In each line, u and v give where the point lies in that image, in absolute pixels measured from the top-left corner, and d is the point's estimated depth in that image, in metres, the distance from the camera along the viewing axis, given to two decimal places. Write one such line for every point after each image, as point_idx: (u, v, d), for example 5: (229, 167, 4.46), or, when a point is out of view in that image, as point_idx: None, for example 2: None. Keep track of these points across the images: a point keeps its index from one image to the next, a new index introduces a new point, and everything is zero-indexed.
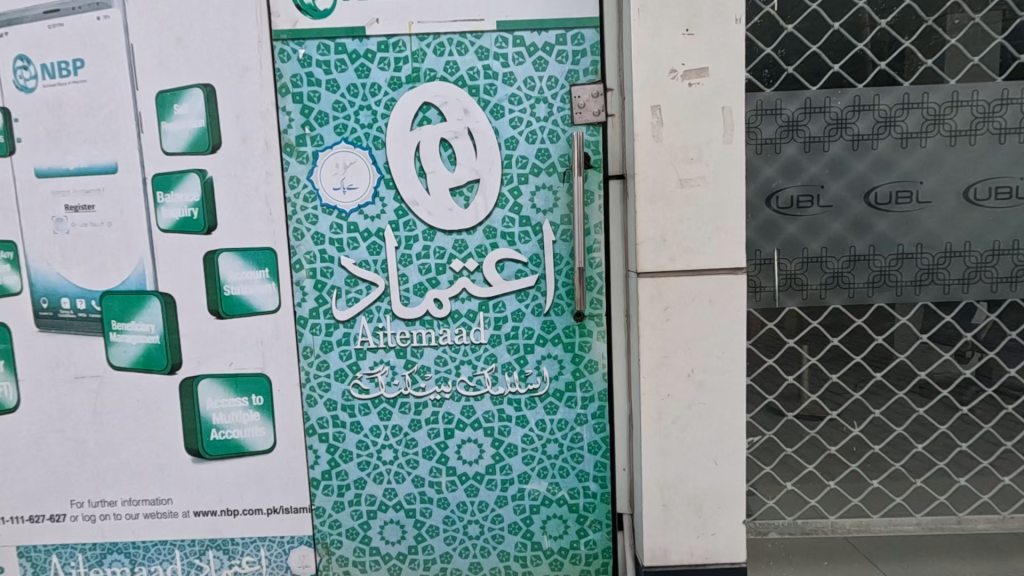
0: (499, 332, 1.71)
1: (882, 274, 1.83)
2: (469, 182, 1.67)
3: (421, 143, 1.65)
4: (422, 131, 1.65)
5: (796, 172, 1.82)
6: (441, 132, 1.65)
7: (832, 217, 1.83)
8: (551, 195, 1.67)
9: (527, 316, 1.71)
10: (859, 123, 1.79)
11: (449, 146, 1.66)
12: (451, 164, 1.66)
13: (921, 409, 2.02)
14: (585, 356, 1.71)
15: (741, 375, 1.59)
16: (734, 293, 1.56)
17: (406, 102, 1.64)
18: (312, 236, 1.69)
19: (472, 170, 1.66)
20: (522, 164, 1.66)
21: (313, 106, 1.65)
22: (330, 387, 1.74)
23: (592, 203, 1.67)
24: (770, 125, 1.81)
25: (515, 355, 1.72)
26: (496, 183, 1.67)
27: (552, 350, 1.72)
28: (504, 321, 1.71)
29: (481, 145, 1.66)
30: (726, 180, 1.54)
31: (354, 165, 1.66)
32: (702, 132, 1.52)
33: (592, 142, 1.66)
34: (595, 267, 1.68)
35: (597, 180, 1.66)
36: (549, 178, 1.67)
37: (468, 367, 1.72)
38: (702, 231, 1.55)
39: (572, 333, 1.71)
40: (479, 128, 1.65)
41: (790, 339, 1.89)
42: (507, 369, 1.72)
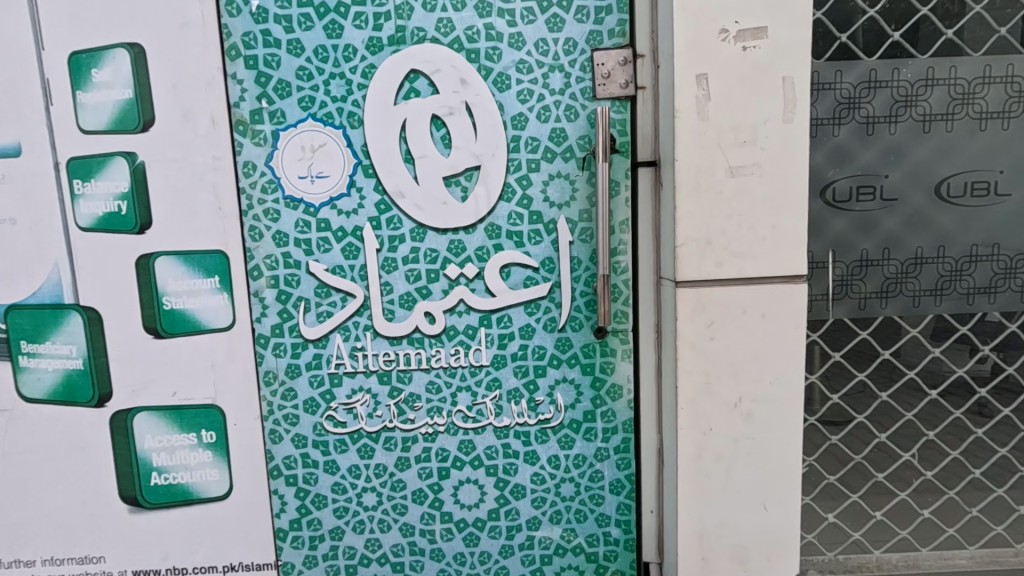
0: (504, 352, 1.42)
1: (951, 278, 1.56)
2: (469, 169, 1.36)
3: (408, 120, 1.34)
4: (408, 106, 1.33)
5: (847, 160, 1.50)
6: (433, 107, 1.33)
7: (895, 212, 1.52)
8: (567, 186, 1.37)
9: (538, 332, 1.42)
10: (931, 99, 1.47)
11: (442, 125, 1.35)
12: (447, 149, 1.35)
13: (980, 430, 1.78)
14: (607, 380, 1.43)
15: (799, 405, 1.32)
16: (791, 306, 1.28)
17: (387, 68, 1.32)
18: (272, 237, 1.36)
19: (471, 154, 1.35)
20: (533, 148, 1.36)
21: (270, 74, 1.31)
22: (299, 421, 1.43)
23: (618, 196, 1.38)
24: (825, 102, 1.48)
25: (523, 379, 1.43)
26: (500, 172, 1.36)
27: (567, 373, 1.43)
28: (511, 339, 1.42)
29: (482, 124, 1.35)
30: (785, 168, 1.25)
31: (325, 148, 1.34)
32: (758, 109, 1.24)
33: (618, 121, 1.36)
34: (620, 273, 1.40)
35: (624, 168, 1.37)
36: (565, 166, 1.37)
37: (467, 395, 1.43)
38: (757, 231, 1.26)
39: (591, 352, 1.42)
40: (480, 102, 1.34)
41: (836, 353, 1.62)
42: (512, 397, 1.43)
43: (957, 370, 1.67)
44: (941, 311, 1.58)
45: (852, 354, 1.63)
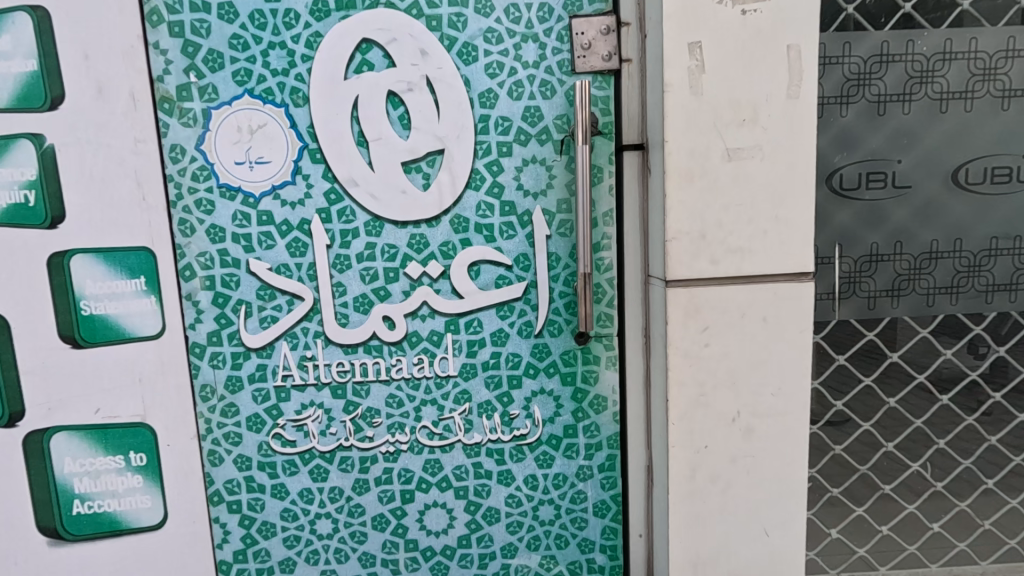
0: (474, 360, 1.26)
1: (968, 274, 1.40)
2: (432, 154, 1.19)
3: (360, 97, 1.17)
4: (360, 80, 1.16)
5: (853, 144, 1.34)
6: (388, 82, 1.17)
7: (906, 202, 1.37)
8: (543, 173, 1.21)
9: (511, 338, 1.26)
10: (950, 75, 1.31)
11: (400, 102, 1.18)
12: (406, 131, 1.19)
13: (995, 437, 1.64)
14: (589, 391, 1.28)
15: (804, 418, 1.17)
16: (796, 308, 1.14)
17: (335, 36, 1.15)
18: (205, 232, 1.19)
19: (434, 136, 1.19)
20: (504, 129, 1.19)
21: (199, 43, 1.14)
22: (242, 441, 1.26)
23: (601, 184, 1.23)
24: (832, 78, 1.32)
25: (495, 391, 1.27)
26: (467, 157, 1.20)
27: (545, 384, 1.28)
28: (482, 346, 1.26)
29: (445, 101, 1.18)
30: (789, 151, 1.10)
31: (264, 129, 1.16)
32: (759, 83, 1.08)
33: (600, 98, 1.20)
34: (604, 271, 1.25)
35: (608, 152, 1.22)
36: (542, 150, 1.20)
37: (433, 409, 1.27)
38: (758, 222, 1.11)
39: (572, 360, 1.27)
40: (443, 76, 1.17)
41: (841, 356, 1.45)
42: (483, 410, 1.28)
43: (971, 373, 1.52)
44: (957, 311, 1.42)
45: (860, 359, 1.45)
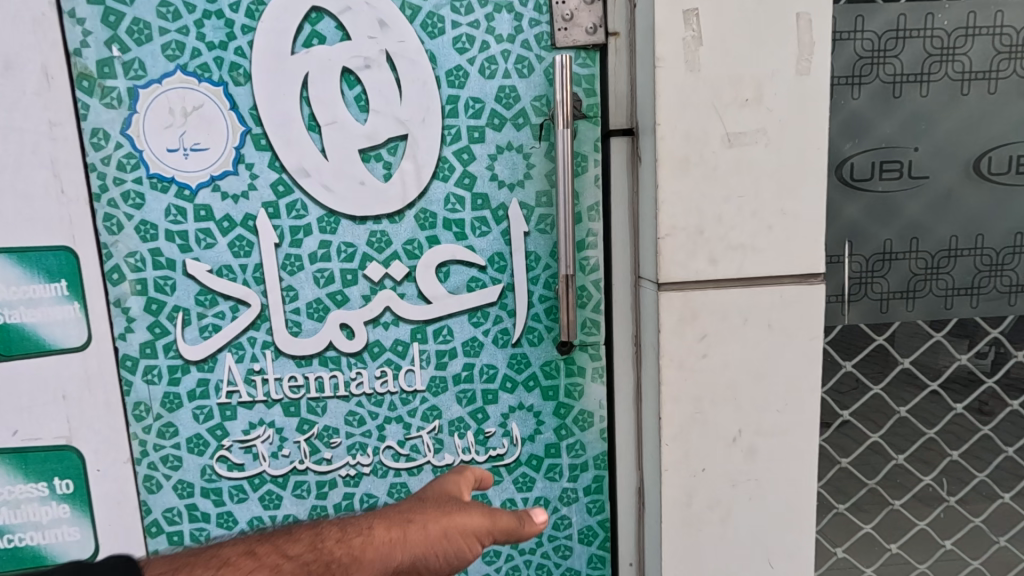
0: (444, 373, 1.12)
1: (990, 274, 1.27)
2: (394, 140, 1.05)
3: (310, 75, 1.02)
4: (310, 55, 1.02)
5: (866, 130, 1.21)
6: (342, 57, 1.02)
7: (924, 194, 1.23)
8: (520, 162, 1.07)
9: (486, 348, 1.12)
10: (972, 53, 1.18)
11: (355, 81, 1.03)
12: (365, 114, 1.04)
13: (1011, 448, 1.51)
14: (573, 406, 1.15)
15: (813, 437, 1.04)
16: (804, 313, 1.01)
17: (281, 3, 1.00)
18: (136, 230, 1.05)
19: (395, 119, 1.04)
20: (476, 112, 1.05)
21: (123, 12, 0.99)
22: (183, 465, 1.12)
23: (586, 173, 1.09)
24: (843, 56, 1.18)
25: (468, 407, 1.14)
26: (434, 144, 1.06)
27: (524, 399, 1.14)
28: (452, 357, 1.12)
29: (407, 79, 1.04)
30: (797, 135, 0.97)
31: (200, 111, 1.02)
32: (763, 57, 0.95)
33: (584, 77, 1.06)
34: (590, 272, 1.11)
35: (593, 138, 1.08)
36: (518, 135, 1.06)
37: (399, 427, 1.14)
38: (762, 217, 0.98)
39: (554, 372, 1.13)
40: (406, 51, 1.03)
41: (849, 362, 1.31)
42: (454, 428, 1.14)
43: (988, 380, 1.37)
44: (978, 315, 1.28)
45: (871, 367, 1.32)
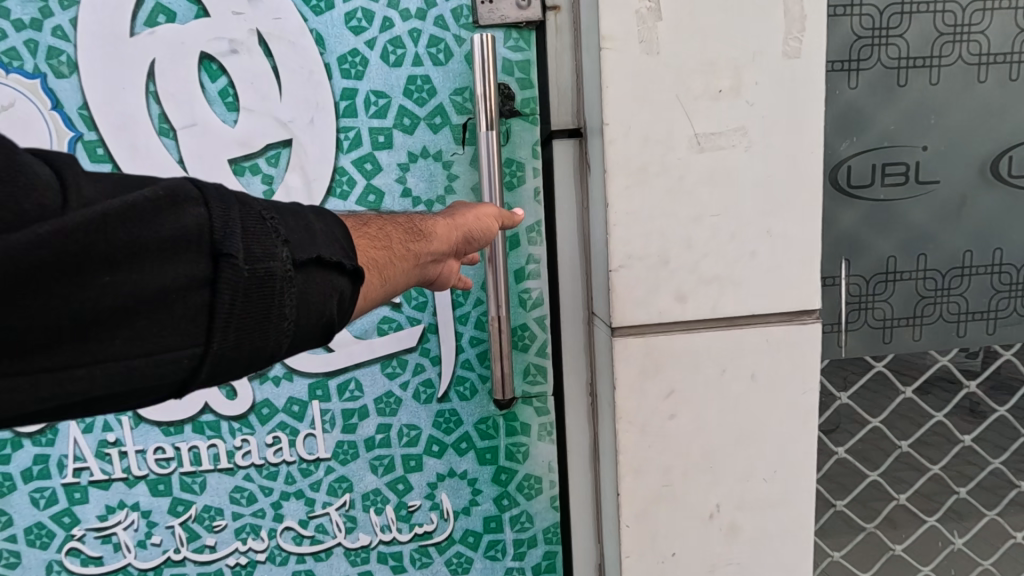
0: (354, 437, 0.91)
1: (1008, 294, 1.07)
2: (273, 147, 0.83)
3: (157, 63, 0.80)
4: (155, 38, 0.80)
5: (865, 126, 1.01)
6: (200, 42, 0.80)
7: (934, 202, 1.03)
8: (439, 173, 0.85)
9: (406, 405, 0.91)
10: (990, 31, 0.98)
11: (219, 70, 0.81)
12: (232, 113, 0.82)
13: None
14: (517, 470, 0.94)
15: (807, 511, 0.84)
16: (795, 361, 0.80)
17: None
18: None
19: (273, 120, 0.82)
20: (379, 110, 0.83)
21: None
22: (23, 559, 0.89)
23: (523, 185, 0.88)
24: (838, 35, 0.98)
25: (386, 477, 0.92)
26: (327, 150, 0.83)
27: (456, 464, 0.93)
28: (364, 418, 0.91)
29: (286, 68, 0.81)
30: (784, 136, 0.76)
31: (13, 110, 0.79)
32: (741, 35, 0.73)
33: (514, 62, 0.85)
34: (533, 308, 0.91)
35: (531, 141, 0.87)
36: (436, 139, 0.84)
37: (300, 504, 0.92)
38: (743, 240, 0.77)
39: (491, 431, 0.92)
40: (284, 30, 0.80)
41: (844, 395, 1.12)
42: (368, 503, 0.93)
43: (999, 410, 1.17)
44: (993, 343, 1.10)
45: (871, 402, 1.12)
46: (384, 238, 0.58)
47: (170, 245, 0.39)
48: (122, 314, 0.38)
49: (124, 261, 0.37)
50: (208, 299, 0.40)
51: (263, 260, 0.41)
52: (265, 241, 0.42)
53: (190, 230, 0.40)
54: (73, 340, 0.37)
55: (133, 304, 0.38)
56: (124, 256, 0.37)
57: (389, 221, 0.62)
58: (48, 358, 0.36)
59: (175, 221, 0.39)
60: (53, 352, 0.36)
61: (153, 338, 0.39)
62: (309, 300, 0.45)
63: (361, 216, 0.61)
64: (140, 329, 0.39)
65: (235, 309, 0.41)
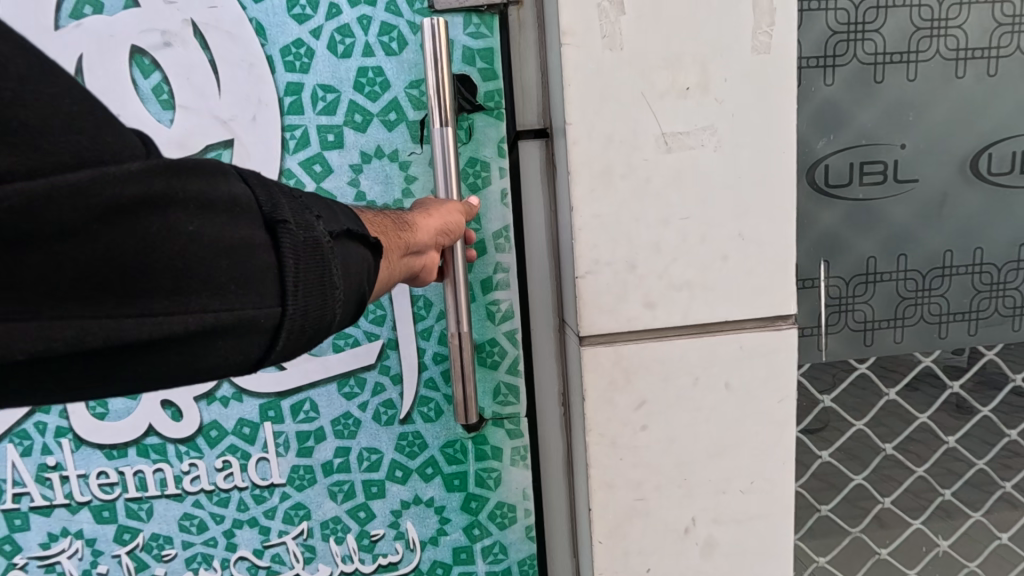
0: (310, 461, 0.88)
1: (990, 294, 1.05)
2: (214, 148, 0.89)
3: (86, 58, 0.85)
4: (83, 30, 0.85)
5: (841, 123, 0.98)
6: (131, 37, 0.86)
7: (912, 200, 1.01)
8: (396, 173, 0.91)
9: (366, 427, 0.88)
10: (968, 25, 0.96)
11: (149, 66, 0.87)
12: (166, 110, 0.88)
13: None
14: (487, 498, 0.91)
15: (785, 522, 0.81)
16: (771, 368, 0.77)
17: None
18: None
19: (207, 117, 0.88)
20: (328, 106, 0.89)
21: None
22: None
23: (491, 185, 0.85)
24: (812, 30, 0.95)
25: (347, 504, 0.89)
26: (272, 146, 0.89)
27: (422, 491, 0.90)
28: (320, 441, 0.88)
29: (222, 67, 0.87)
30: (755, 135, 0.73)
31: None
32: (707, 31, 0.70)
33: (479, 48, 0.82)
34: (504, 322, 0.87)
35: (496, 138, 0.84)
36: (390, 137, 0.90)
37: (254, 533, 0.90)
38: (714, 244, 0.74)
39: (459, 455, 0.90)
40: (222, 20, 0.86)
41: (826, 397, 1.09)
42: (328, 531, 0.90)
43: (983, 409, 1.15)
44: (975, 343, 1.07)
45: (855, 404, 1.10)
46: (376, 227, 0.59)
47: (232, 207, 0.43)
48: (199, 264, 0.40)
49: (201, 215, 0.41)
50: (271, 259, 0.43)
51: (314, 231, 0.46)
52: (309, 214, 0.47)
53: (247, 198, 0.44)
54: (152, 288, 0.38)
55: (211, 255, 0.41)
56: (201, 210, 0.41)
57: (374, 216, 0.62)
58: (127, 306, 0.38)
59: (231, 189, 0.43)
60: (134, 299, 0.38)
61: (232, 294, 0.41)
62: (355, 273, 0.50)
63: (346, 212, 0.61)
64: (216, 285, 0.41)
65: (299, 268, 0.44)
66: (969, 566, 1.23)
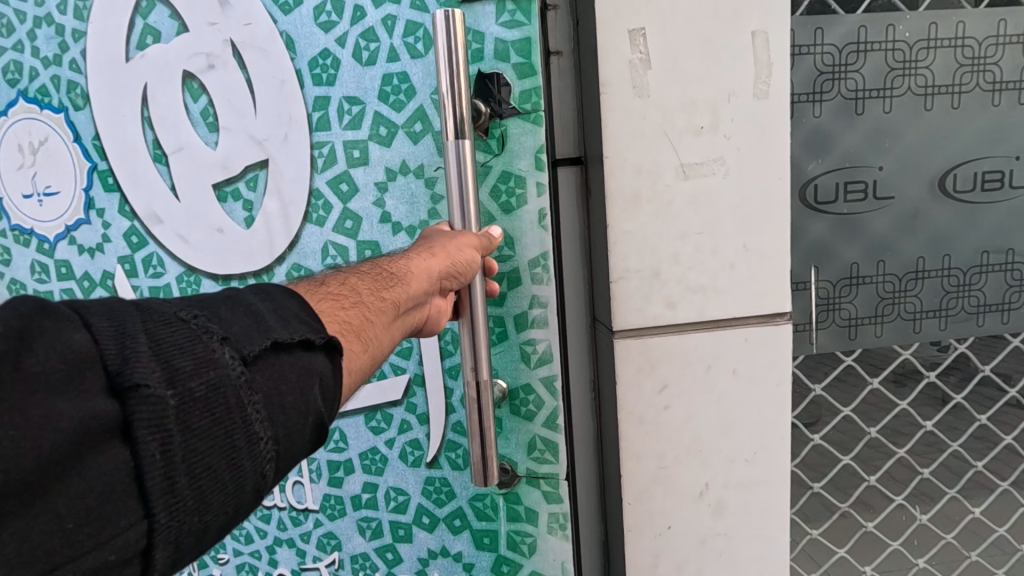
0: (341, 492, 1.13)
1: (957, 294, 1.21)
2: (251, 169, 1.14)
3: (150, 84, 1.16)
4: (147, 58, 1.15)
5: (827, 147, 1.14)
6: (185, 65, 1.14)
7: (890, 214, 1.17)
8: (421, 190, 1.08)
9: (392, 467, 1.10)
10: (935, 66, 1.12)
11: (200, 94, 1.14)
12: (212, 131, 1.15)
13: (1005, 482, 1.44)
14: (521, 565, 1.08)
15: (784, 488, 0.97)
16: (772, 357, 0.92)
17: (121, 14, 1.15)
18: (54, 269, 1.29)
19: (244, 132, 1.13)
20: (354, 118, 1.08)
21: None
22: None
23: (525, 201, 0.96)
24: (802, 70, 1.11)
25: (374, 540, 1.13)
26: (303, 160, 1.12)
27: (454, 542, 1.10)
28: (350, 474, 1.12)
29: (257, 89, 1.11)
30: (757, 165, 0.88)
31: (46, 144, 1.24)
32: (717, 80, 0.86)
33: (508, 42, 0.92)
34: (539, 365, 1.01)
35: (533, 145, 0.94)
36: (416, 150, 1.07)
37: (289, 549, 1.18)
38: (723, 254, 0.89)
39: (493, 516, 1.07)
40: (254, 35, 1.09)
41: (817, 386, 1.25)
42: (356, 564, 1.15)
43: (956, 396, 1.33)
44: (946, 336, 1.24)
45: (841, 391, 1.26)
46: (353, 291, 0.68)
47: (75, 394, 0.39)
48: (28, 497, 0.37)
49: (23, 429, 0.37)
50: (130, 451, 0.40)
51: (211, 368, 0.45)
52: (194, 360, 0.44)
53: (93, 357, 0.41)
54: None
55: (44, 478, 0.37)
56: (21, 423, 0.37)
57: (378, 277, 0.72)
58: None
59: (67, 365, 0.40)
60: None
61: (90, 515, 0.39)
62: (274, 405, 0.48)
63: (351, 276, 0.71)
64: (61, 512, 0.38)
65: (181, 450, 0.42)
66: (946, 538, 1.44)
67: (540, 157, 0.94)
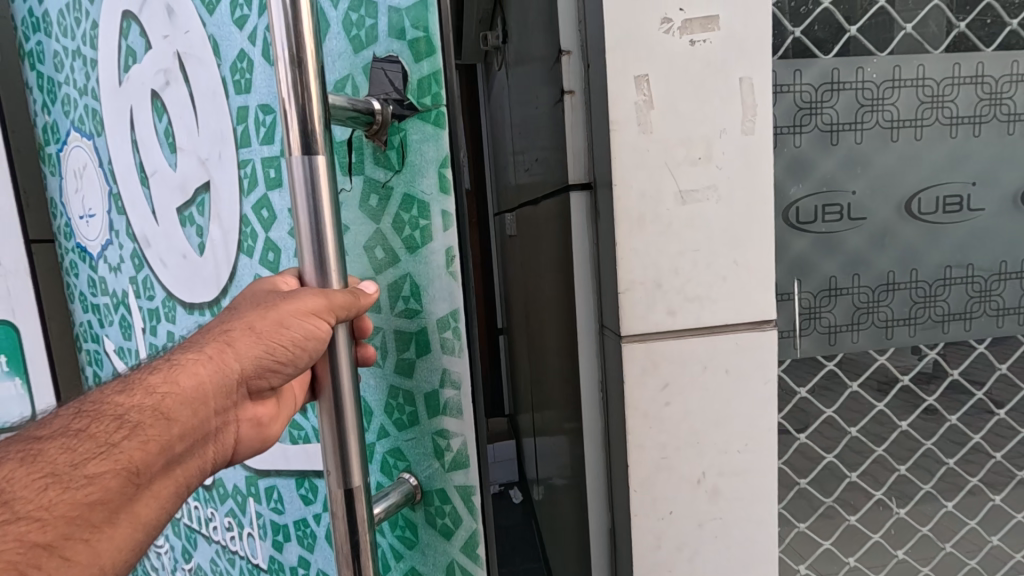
0: (282, 558, 1.36)
1: (924, 305, 1.35)
2: (199, 192, 1.24)
3: (134, 107, 1.31)
4: (128, 78, 1.30)
5: (806, 172, 1.28)
6: (149, 84, 1.25)
7: (863, 232, 1.31)
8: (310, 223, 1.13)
9: (317, 555, 1.29)
10: (899, 103, 1.27)
11: (162, 116, 1.25)
12: (171, 152, 1.26)
13: (976, 479, 1.57)
14: None
15: (774, 476, 1.09)
16: (762, 359, 1.05)
17: (112, 41, 1.31)
18: (100, 284, 1.55)
19: (195, 154, 1.23)
20: (267, 127, 1.13)
21: (58, 97, 1.51)
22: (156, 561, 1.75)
23: (431, 235, 0.96)
24: (783, 106, 1.25)
25: None
26: (229, 175, 1.19)
27: None
28: (287, 543, 1.34)
29: (199, 102, 1.19)
30: (745, 191, 1.01)
31: (87, 168, 1.47)
32: (713, 118, 0.99)
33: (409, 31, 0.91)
34: (454, 470, 1.02)
35: (433, 154, 0.93)
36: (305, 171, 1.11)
37: None
38: (716, 269, 1.02)
39: None
40: (190, 43, 1.17)
41: (802, 389, 1.38)
42: None
43: (928, 399, 1.46)
44: (916, 342, 1.37)
45: (823, 394, 1.40)
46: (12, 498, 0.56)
47: None
48: None
49: None
50: None
51: None
52: None
53: None
54: None
55: None
56: None
57: (36, 463, 0.60)
58: None
59: None
60: None
61: None
62: None
63: None
64: None
65: None
66: (922, 530, 1.55)
67: (443, 174, 0.93)
